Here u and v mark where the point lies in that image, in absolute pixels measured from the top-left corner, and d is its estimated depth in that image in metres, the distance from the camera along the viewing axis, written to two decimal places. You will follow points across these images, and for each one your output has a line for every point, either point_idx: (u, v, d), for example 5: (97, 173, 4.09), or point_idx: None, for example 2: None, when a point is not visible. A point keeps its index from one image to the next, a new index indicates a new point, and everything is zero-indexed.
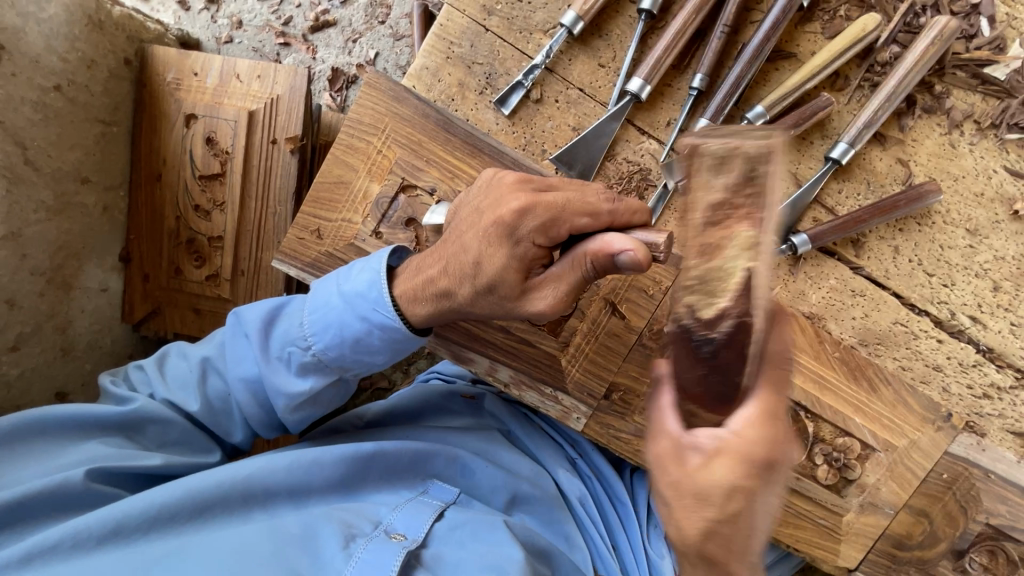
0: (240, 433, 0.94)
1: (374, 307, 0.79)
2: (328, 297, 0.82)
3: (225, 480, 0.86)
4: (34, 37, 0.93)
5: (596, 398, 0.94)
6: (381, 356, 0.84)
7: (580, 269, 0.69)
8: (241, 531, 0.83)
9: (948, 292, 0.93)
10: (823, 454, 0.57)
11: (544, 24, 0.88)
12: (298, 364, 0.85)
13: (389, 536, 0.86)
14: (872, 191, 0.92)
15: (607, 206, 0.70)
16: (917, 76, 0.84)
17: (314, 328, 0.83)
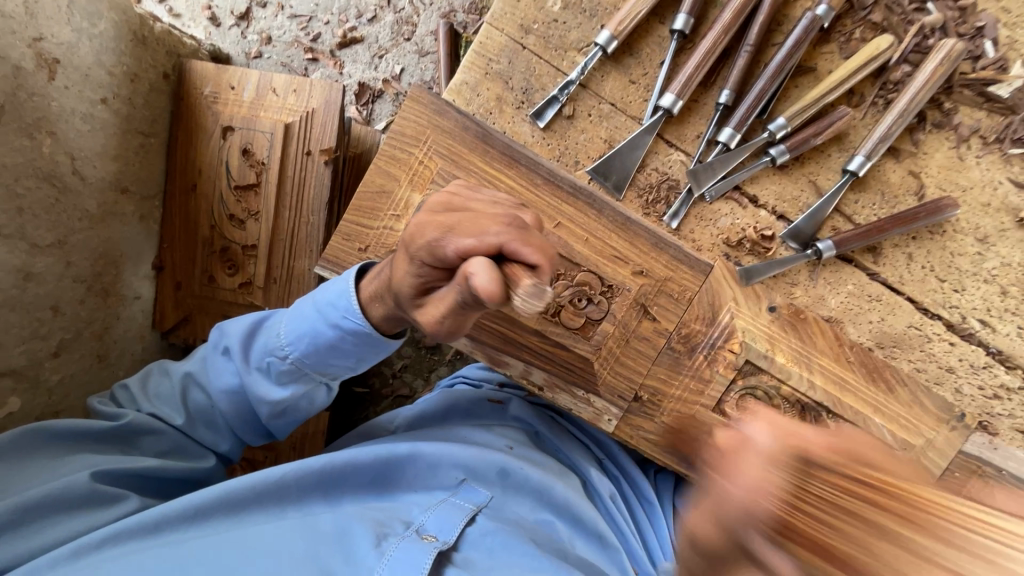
0: (228, 441, 0.99)
1: (344, 315, 0.83)
2: (302, 308, 0.87)
3: (265, 479, 0.91)
4: (86, 52, 0.96)
5: (626, 400, 0.97)
6: (355, 361, 0.89)
7: (453, 291, 0.67)
8: (280, 527, 0.88)
9: (959, 296, 0.99)
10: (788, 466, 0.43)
11: (578, 43, 0.93)
12: (275, 373, 0.90)
13: (421, 537, 0.90)
14: (885, 202, 0.98)
15: (496, 232, 0.66)
16: (928, 93, 0.90)
17: (289, 339, 0.87)
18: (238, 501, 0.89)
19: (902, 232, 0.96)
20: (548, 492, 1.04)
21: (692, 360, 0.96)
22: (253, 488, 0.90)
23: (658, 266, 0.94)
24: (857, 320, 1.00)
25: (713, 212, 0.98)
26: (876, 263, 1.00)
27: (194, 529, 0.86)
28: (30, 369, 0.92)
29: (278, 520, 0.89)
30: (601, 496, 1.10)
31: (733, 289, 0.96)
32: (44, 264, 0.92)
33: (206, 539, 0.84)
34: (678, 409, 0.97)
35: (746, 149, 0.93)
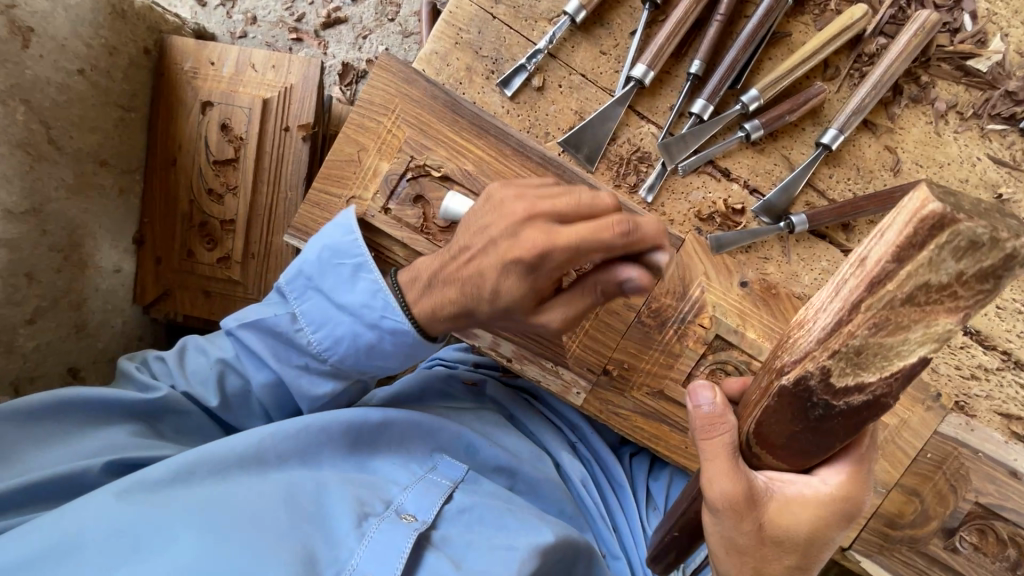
0: (257, 422, 1.01)
1: (383, 315, 0.84)
2: (331, 305, 0.86)
3: (245, 444, 0.90)
4: (61, 22, 0.97)
5: (595, 372, 0.97)
6: (394, 360, 0.89)
7: (590, 294, 0.79)
8: (263, 490, 0.86)
9: None
10: (840, 474, 0.65)
11: (548, 13, 0.93)
12: (315, 373, 0.91)
13: (400, 517, 0.90)
14: (860, 177, 0.97)
15: (620, 241, 0.71)
16: (902, 65, 0.89)
17: (326, 342, 0.87)
18: (220, 464, 0.88)
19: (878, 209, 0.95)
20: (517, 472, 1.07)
21: (662, 334, 0.96)
22: (236, 452, 0.89)
23: None
24: None
25: (685, 186, 0.97)
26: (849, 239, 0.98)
27: (178, 489, 0.84)
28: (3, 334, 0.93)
29: (260, 483, 0.87)
30: (571, 480, 1.12)
31: (703, 263, 0.96)
32: (18, 232, 0.93)
33: (191, 496, 0.83)
34: (648, 383, 0.97)
35: (720, 121, 0.92)
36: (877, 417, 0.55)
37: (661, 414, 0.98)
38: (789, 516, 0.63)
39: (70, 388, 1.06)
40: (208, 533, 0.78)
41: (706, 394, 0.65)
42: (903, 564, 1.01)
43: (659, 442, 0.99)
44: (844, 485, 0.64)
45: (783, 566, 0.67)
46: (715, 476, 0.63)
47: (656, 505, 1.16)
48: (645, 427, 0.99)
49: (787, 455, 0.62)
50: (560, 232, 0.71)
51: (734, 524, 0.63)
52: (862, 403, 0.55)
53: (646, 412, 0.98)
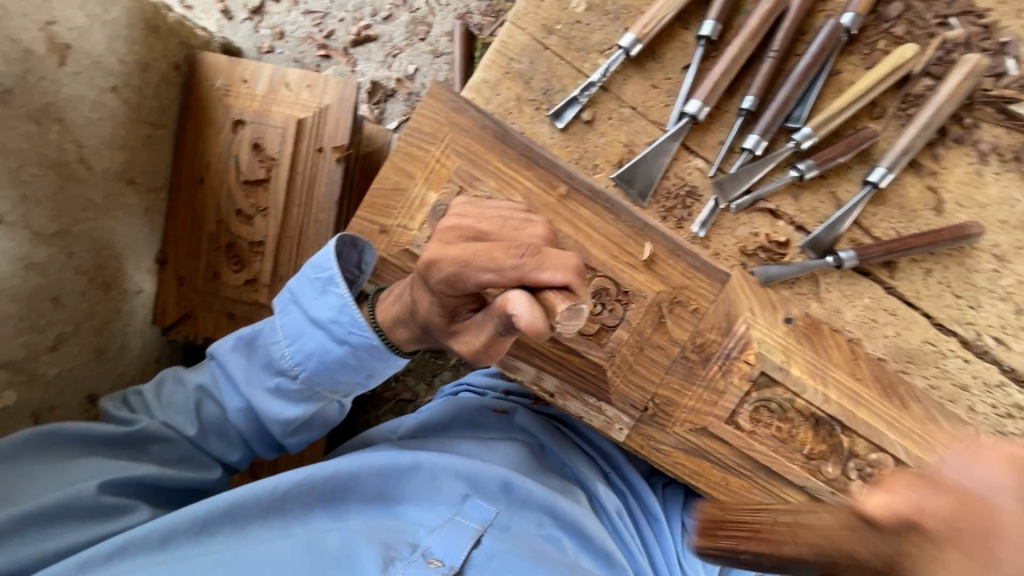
0: (238, 453, 0.97)
1: (352, 330, 0.86)
2: (305, 320, 0.88)
3: (268, 490, 0.90)
4: (97, 38, 0.93)
5: (638, 409, 0.96)
6: (366, 376, 0.91)
7: (491, 321, 0.70)
8: (285, 544, 0.87)
9: (975, 313, 1.01)
10: None
11: (600, 45, 0.91)
12: (288, 392, 0.91)
13: (427, 562, 0.91)
14: (904, 216, 0.98)
15: (513, 261, 0.67)
16: (951, 107, 0.89)
17: (298, 357, 0.89)
18: (245, 512, 0.88)
19: (926, 248, 0.96)
20: (554, 507, 1.04)
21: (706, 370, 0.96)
22: (259, 500, 0.89)
23: (675, 273, 0.94)
24: (872, 334, 1.01)
25: (732, 221, 0.97)
26: (892, 277, 1.00)
27: (197, 542, 0.85)
28: (27, 362, 0.89)
29: (283, 538, 0.88)
30: (605, 510, 1.10)
31: (749, 299, 0.95)
32: (45, 255, 0.90)
33: (210, 551, 0.84)
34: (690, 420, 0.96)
35: (772, 159, 0.92)
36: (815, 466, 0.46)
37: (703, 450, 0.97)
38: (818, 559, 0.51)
39: (90, 416, 1.02)
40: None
41: None
42: None
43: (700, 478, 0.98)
44: None
45: None
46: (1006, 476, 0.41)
47: None
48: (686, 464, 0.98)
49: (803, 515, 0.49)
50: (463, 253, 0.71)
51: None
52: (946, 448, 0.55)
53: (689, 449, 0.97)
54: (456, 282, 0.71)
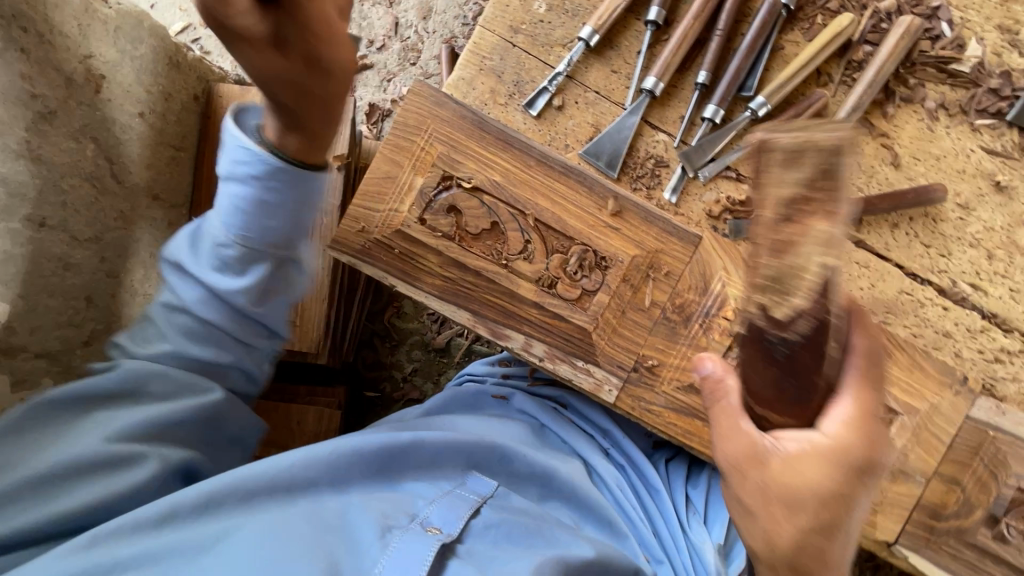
0: (234, 370, 0.94)
1: (242, 160, 0.83)
2: (224, 169, 0.86)
3: (275, 465, 0.92)
4: (128, 70, 1.07)
5: (626, 369, 1.01)
6: (290, 209, 0.85)
7: None
8: (289, 514, 0.88)
9: (947, 262, 1.04)
10: (843, 417, 0.70)
11: (563, 39, 1.03)
12: (225, 260, 0.87)
13: (425, 530, 0.92)
14: (863, 171, 1.03)
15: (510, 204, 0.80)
16: (891, 65, 0.97)
17: (227, 216, 0.85)
18: (252, 488, 0.89)
19: (890, 210, 1.01)
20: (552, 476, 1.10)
21: (688, 329, 1.01)
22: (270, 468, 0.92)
23: (649, 238, 1.01)
24: (848, 288, 1.04)
25: (699, 188, 1.04)
26: (859, 231, 1.04)
27: (201, 519, 0.84)
28: (63, 354, 0.99)
29: (288, 508, 0.89)
30: (606, 485, 1.15)
31: (722, 259, 1.01)
32: (81, 257, 1.00)
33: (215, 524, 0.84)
34: (677, 378, 1.02)
35: (731, 128, 1.00)
36: (830, 336, 0.65)
37: (692, 408, 1.02)
38: (797, 470, 0.70)
39: None
40: (244, 547, 0.80)
41: (709, 364, 0.81)
42: (952, 555, 1.03)
43: (692, 436, 1.02)
44: (847, 421, 0.70)
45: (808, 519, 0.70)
46: (721, 439, 0.76)
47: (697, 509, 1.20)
48: (678, 423, 1.02)
49: (776, 404, 0.72)
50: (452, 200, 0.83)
51: (741, 481, 0.73)
52: (809, 329, 0.66)
53: (678, 407, 1.02)
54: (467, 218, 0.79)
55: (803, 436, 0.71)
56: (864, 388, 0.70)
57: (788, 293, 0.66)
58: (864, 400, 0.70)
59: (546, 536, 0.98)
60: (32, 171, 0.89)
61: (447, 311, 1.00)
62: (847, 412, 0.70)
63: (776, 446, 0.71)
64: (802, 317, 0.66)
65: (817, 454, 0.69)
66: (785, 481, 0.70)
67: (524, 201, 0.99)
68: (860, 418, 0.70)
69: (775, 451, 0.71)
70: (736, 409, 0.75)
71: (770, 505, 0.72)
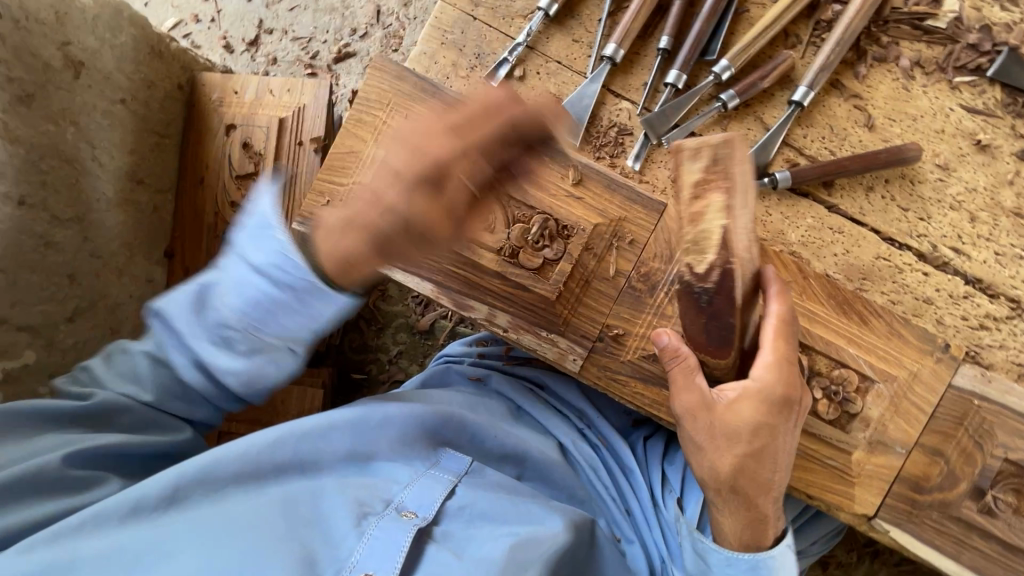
0: (204, 410, 0.95)
1: (271, 265, 0.85)
2: (245, 269, 0.86)
3: (243, 449, 0.91)
4: (108, 58, 1.11)
5: (590, 339, 1.01)
6: (302, 324, 0.89)
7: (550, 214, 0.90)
8: (258, 501, 0.87)
9: (926, 225, 1.00)
10: (769, 362, 0.87)
11: (523, 11, 1.03)
12: (227, 340, 0.87)
13: (401, 515, 0.91)
14: (834, 134, 1.00)
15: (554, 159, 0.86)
16: (859, 22, 0.94)
17: (240, 307, 0.86)
18: (219, 477, 0.88)
19: (862, 171, 0.98)
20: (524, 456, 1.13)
21: (653, 298, 1.00)
22: (236, 457, 0.89)
23: (613, 207, 1.00)
24: (821, 254, 1.02)
25: (664, 155, 1.03)
26: (831, 196, 1.01)
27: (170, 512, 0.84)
28: (46, 328, 1.03)
29: (258, 495, 0.89)
30: (581, 466, 1.21)
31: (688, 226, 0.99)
32: (62, 236, 1.05)
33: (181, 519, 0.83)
34: (643, 347, 1.00)
35: (695, 93, 0.98)
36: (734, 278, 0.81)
37: (659, 378, 1.01)
38: (735, 412, 0.87)
39: None
40: (214, 546, 0.80)
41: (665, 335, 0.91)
42: (937, 530, 0.99)
43: (659, 406, 1.01)
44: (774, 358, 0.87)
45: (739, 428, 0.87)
46: (680, 391, 0.90)
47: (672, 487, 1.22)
48: (644, 393, 1.01)
49: (717, 350, 0.86)
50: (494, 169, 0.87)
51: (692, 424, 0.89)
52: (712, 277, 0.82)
53: (645, 377, 1.01)
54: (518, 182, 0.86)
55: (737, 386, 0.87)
56: (780, 338, 0.88)
57: (703, 254, 0.81)
58: (784, 348, 0.88)
59: (521, 513, 1.00)
60: (9, 150, 0.94)
61: (411, 283, 1.01)
62: (772, 359, 0.87)
63: (719, 395, 0.88)
64: (717, 270, 0.81)
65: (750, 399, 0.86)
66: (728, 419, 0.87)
67: None
68: (781, 362, 0.88)
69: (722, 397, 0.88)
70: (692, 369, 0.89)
71: (716, 440, 0.88)
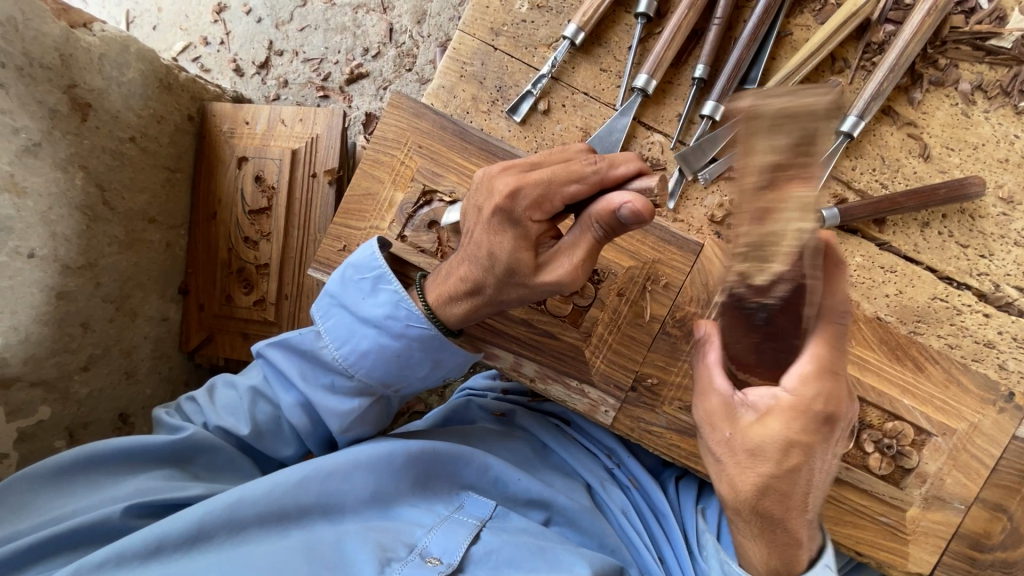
0: (291, 449, 0.99)
1: (405, 319, 0.86)
2: (354, 320, 0.88)
3: (265, 492, 0.89)
4: (116, 97, 1.07)
5: (623, 389, 0.95)
6: (424, 368, 0.91)
7: (589, 231, 0.70)
8: (279, 548, 0.86)
9: (988, 263, 0.93)
10: (803, 374, 0.65)
11: (547, 39, 0.96)
12: (338, 387, 0.92)
13: (425, 561, 0.90)
14: (887, 166, 0.93)
15: (590, 169, 0.71)
16: (918, 45, 0.86)
17: (361, 360, 0.89)
18: (242, 521, 0.87)
19: (918, 208, 0.91)
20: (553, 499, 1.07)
21: (690, 345, 0.94)
22: (259, 501, 0.88)
23: (646, 248, 0.94)
24: (872, 295, 0.95)
25: (700, 191, 0.97)
26: (882, 232, 0.94)
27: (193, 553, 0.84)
28: (60, 381, 1.00)
29: (278, 541, 0.87)
30: (611, 508, 1.14)
31: None
32: (74, 284, 1.02)
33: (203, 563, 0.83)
34: (679, 397, 0.95)
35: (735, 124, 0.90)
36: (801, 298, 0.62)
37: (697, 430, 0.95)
38: (763, 425, 0.66)
39: (121, 433, 1.12)
40: None
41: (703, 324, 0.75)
42: None
43: (697, 459, 0.95)
44: (813, 373, 0.65)
45: (758, 476, 0.66)
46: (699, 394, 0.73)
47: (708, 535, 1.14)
48: (681, 444, 0.96)
49: (766, 372, 0.70)
50: (524, 192, 0.72)
51: (712, 433, 0.71)
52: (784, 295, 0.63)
53: (681, 429, 0.95)
54: (544, 202, 0.71)
55: (766, 393, 0.67)
56: (823, 343, 0.66)
57: (766, 263, 0.61)
58: (828, 356, 0.65)
59: (548, 560, 0.95)
60: (16, 204, 0.90)
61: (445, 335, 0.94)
62: (812, 371, 0.65)
63: (743, 401, 0.69)
64: (785, 284, 0.61)
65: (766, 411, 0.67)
66: (748, 437, 0.67)
67: None
68: (819, 373, 0.65)
69: (747, 409, 0.68)
70: (713, 367, 0.71)
71: (736, 455, 0.68)
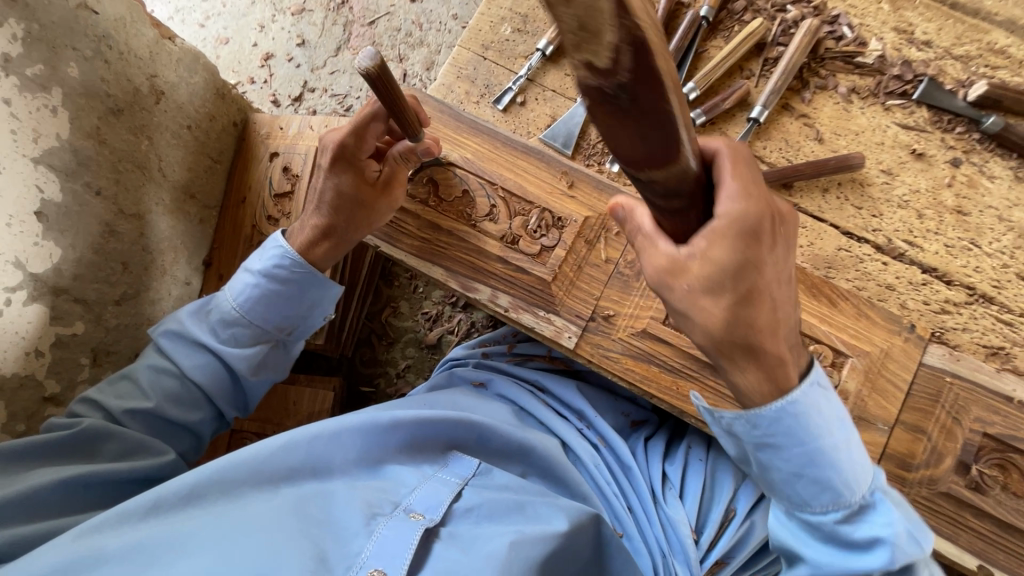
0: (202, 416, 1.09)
1: (280, 309, 1.09)
2: (273, 304, 1.09)
3: (248, 456, 0.89)
4: (183, 91, 1.34)
5: (583, 319, 1.11)
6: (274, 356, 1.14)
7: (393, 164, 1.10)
8: (264, 506, 0.84)
9: (879, 221, 1.14)
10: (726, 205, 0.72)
11: (525, 52, 1.26)
12: (230, 342, 1.08)
13: (408, 515, 0.88)
14: (789, 146, 1.18)
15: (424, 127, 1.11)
16: (798, 56, 1.15)
17: (245, 321, 1.08)
18: (228, 482, 0.87)
19: (817, 176, 1.13)
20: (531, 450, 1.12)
21: (640, 282, 1.12)
22: (245, 465, 0.88)
23: (602, 203, 1.15)
24: None
25: None
26: (792, 196, 1.16)
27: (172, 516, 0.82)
28: (96, 305, 1.16)
29: (266, 500, 0.86)
30: (582, 463, 1.20)
31: None
32: (124, 228, 1.21)
33: (193, 522, 0.81)
34: (632, 325, 1.10)
35: None
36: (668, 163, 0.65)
37: (649, 354, 1.09)
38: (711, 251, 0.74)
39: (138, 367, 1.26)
40: (222, 542, 0.77)
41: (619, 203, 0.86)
42: (928, 509, 1.02)
43: (650, 381, 1.09)
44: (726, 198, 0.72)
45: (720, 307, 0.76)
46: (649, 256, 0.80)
47: (674, 487, 1.23)
48: (636, 368, 1.09)
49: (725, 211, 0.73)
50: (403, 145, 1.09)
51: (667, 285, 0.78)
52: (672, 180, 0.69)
53: (635, 354, 1.09)
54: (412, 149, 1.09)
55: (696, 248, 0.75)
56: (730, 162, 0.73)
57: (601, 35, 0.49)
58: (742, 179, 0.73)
59: (527, 514, 0.95)
60: (96, 150, 1.14)
61: (424, 268, 1.15)
62: (735, 197, 0.72)
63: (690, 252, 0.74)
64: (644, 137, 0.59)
65: (713, 231, 0.72)
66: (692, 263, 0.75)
67: (492, 174, 1.16)
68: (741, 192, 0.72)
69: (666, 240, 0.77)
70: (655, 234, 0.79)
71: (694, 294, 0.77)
